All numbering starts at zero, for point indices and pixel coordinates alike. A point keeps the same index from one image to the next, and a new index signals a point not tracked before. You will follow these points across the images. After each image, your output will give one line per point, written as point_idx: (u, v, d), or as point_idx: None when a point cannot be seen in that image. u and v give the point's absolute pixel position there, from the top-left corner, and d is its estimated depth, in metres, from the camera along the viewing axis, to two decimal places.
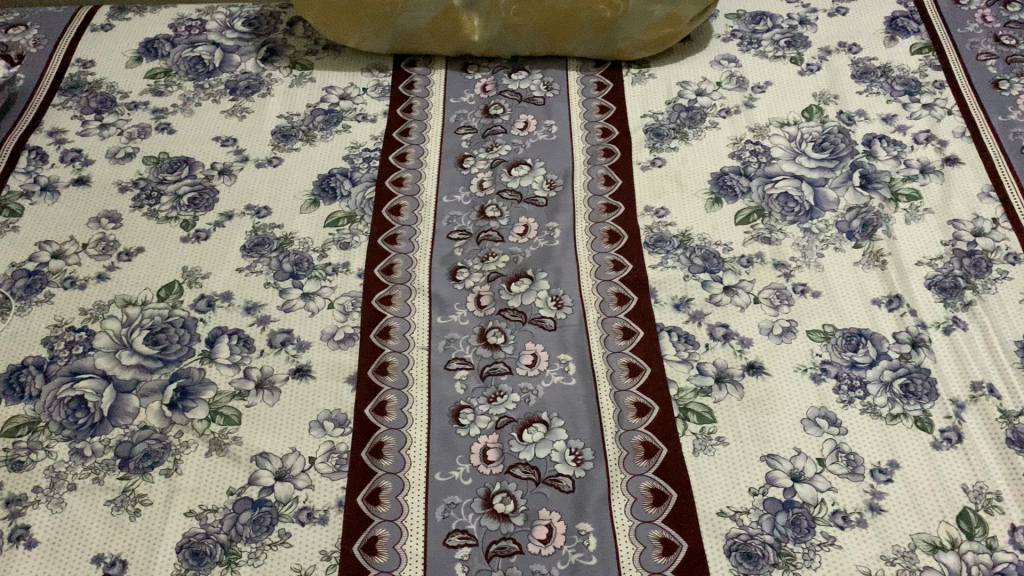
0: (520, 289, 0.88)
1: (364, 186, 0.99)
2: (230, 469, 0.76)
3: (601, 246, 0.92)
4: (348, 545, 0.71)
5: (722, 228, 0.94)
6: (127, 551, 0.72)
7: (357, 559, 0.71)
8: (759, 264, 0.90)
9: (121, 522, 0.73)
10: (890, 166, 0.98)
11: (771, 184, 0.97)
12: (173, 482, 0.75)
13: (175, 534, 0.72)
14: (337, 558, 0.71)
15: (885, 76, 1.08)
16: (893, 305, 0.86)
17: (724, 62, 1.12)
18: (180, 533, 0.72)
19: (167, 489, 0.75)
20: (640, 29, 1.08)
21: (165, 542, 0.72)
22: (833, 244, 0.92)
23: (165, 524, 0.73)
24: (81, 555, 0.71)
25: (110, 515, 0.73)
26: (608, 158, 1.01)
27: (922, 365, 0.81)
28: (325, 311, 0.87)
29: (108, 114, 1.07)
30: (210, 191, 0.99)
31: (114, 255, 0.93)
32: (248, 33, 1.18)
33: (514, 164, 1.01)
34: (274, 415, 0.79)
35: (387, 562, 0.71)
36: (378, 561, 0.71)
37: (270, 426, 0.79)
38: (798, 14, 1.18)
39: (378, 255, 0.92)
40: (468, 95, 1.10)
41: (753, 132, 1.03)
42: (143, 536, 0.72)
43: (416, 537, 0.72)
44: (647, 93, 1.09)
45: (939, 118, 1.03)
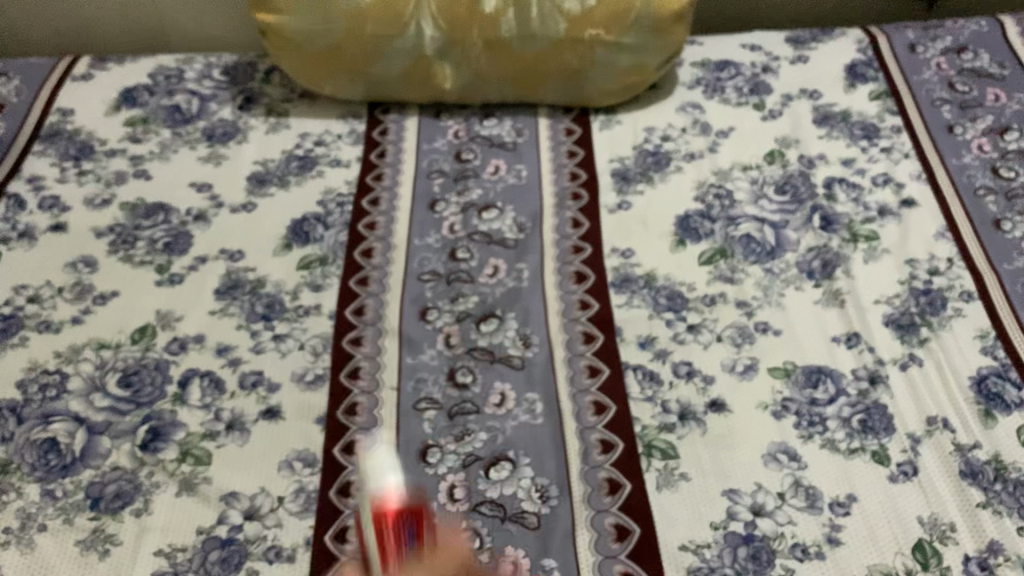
0: (489, 328, 0.91)
1: (337, 230, 1.01)
2: (197, 509, 0.77)
3: (569, 285, 0.94)
4: (325, 490, 0.78)
5: (685, 268, 0.96)
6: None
7: (333, 503, 0.77)
8: (721, 303, 0.93)
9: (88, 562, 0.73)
10: (849, 208, 1.02)
11: (734, 227, 1.00)
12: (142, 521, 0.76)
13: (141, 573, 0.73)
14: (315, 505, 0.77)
15: (845, 122, 1.12)
16: (852, 342, 0.88)
17: (689, 109, 1.16)
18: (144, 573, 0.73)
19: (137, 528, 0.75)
20: (608, 77, 1.11)
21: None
22: (793, 284, 0.94)
23: (133, 561, 0.73)
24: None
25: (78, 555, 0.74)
26: (576, 201, 1.04)
27: (879, 402, 0.83)
28: (296, 352, 0.89)
29: (87, 162, 1.10)
30: (185, 236, 1.01)
31: (89, 299, 0.94)
32: (226, 82, 1.21)
33: (484, 208, 1.04)
34: (240, 455, 0.80)
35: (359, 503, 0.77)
36: (350, 502, 0.77)
37: (239, 466, 0.80)
38: (760, 62, 1.22)
39: (350, 297, 0.94)
40: (441, 141, 1.13)
41: (717, 176, 1.06)
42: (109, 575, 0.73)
43: None
44: (614, 139, 1.13)
45: (896, 162, 1.07)
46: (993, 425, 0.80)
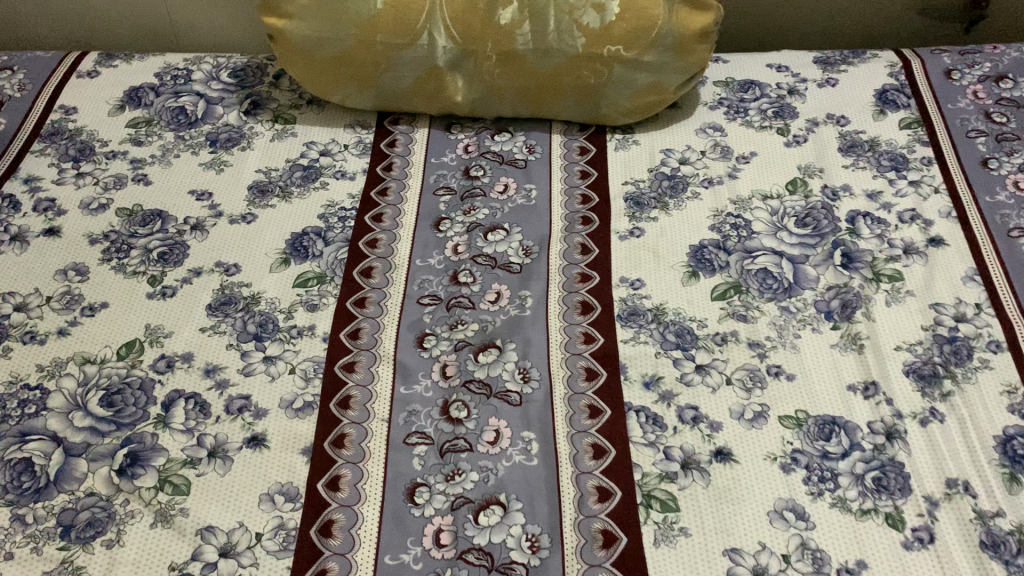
0: (487, 359, 0.87)
1: (337, 246, 0.98)
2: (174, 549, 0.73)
3: (573, 316, 0.90)
4: (305, 528, 0.74)
5: (697, 303, 0.92)
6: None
7: (312, 542, 0.73)
8: (733, 342, 0.88)
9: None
10: (872, 245, 0.97)
11: (750, 260, 0.96)
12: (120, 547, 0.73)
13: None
14: (293, 545, 0.73)
15: (872, 151, 1.07)
16: (869, 392, 0.84)
17: (709, 131, 1.11)
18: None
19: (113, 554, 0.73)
20: (625, 94, 1.07)
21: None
22: (810, 324, 0.90)
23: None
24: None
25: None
26: (586, 226, 1.00)
27: (895, 459, 0.78)
28: (286, 376, 0.86)
29: (86, 163, 1.06)
30: (180, 247, 0.97)
31: (77, 309, 0.91)
32: (233, 84, 1.17)
33: (490, 229, 1.00)
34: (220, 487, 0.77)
35: (341, 544, 0.73)
36: (332, 544, 0.73)
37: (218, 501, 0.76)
38: (787, 83, 1.16)
39: (345, 320, 0.91)
40: (449, 156, 1.09)
41: (735, 205, 1.02)
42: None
43: (367, 547, 0.73)
44: (630, 160, 1.08)
45: (925, 196, 1.02)
46: (1018, 491, 0.75)
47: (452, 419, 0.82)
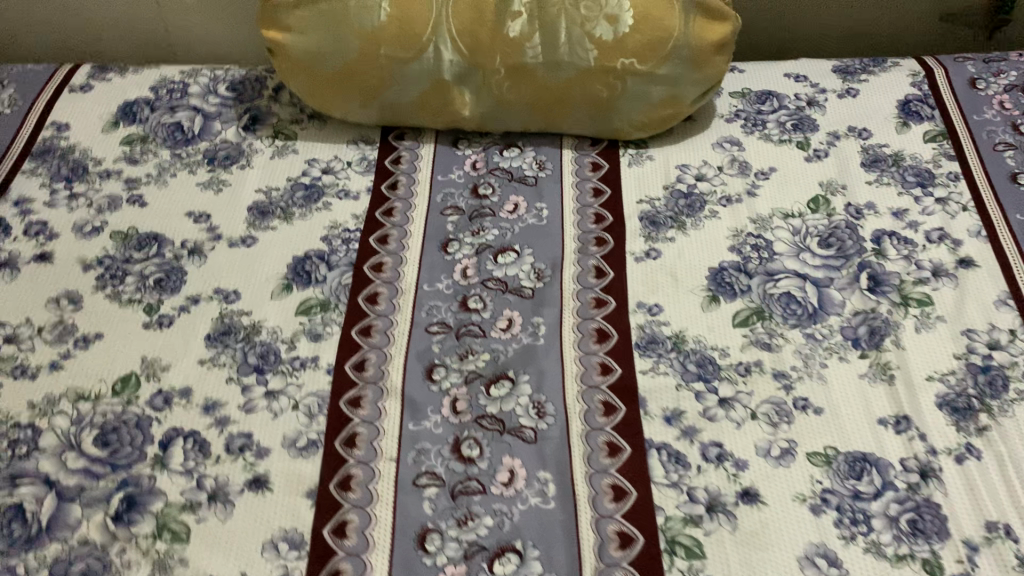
0: (499, 393, 0.83)
1: (341, 271, 0.94)
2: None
3: (589, 345, 0.86)
4: None
5: (719, 330, 0.88)
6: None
7: None
8: (757, 373, 0.84)
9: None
10: (900, 266, 0.93)
11: (772, 283, 0.92)
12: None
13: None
14: None
15: (897, 166, 1.03)
16: (901, 427, 0.80)
17: (726, 145, 1.07)
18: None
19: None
20: (639, 108, 1.03)
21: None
22: (836, 353, 0.86)
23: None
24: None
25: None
26: (600, 248, 0.96)
27: (931, 499, 0.75)
28: (289, 413, 0.82)
29: (79, 184, 1.02)
30: (177, 272, 0.93)
31: (71, 340, 0.87)
32: (231, 98, 1.13)
33: (500, 251, 0.96)
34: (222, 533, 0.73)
35: None
36: None
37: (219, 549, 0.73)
38: (806, 94, 1.12)
39: (350, 351, 0.87)
40: (457, 173, 1.05)
41: (755, 224, 0.98)
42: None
43: None
44: (644, 177, 1.04)
45: (953, 214, 0.97)
46: None
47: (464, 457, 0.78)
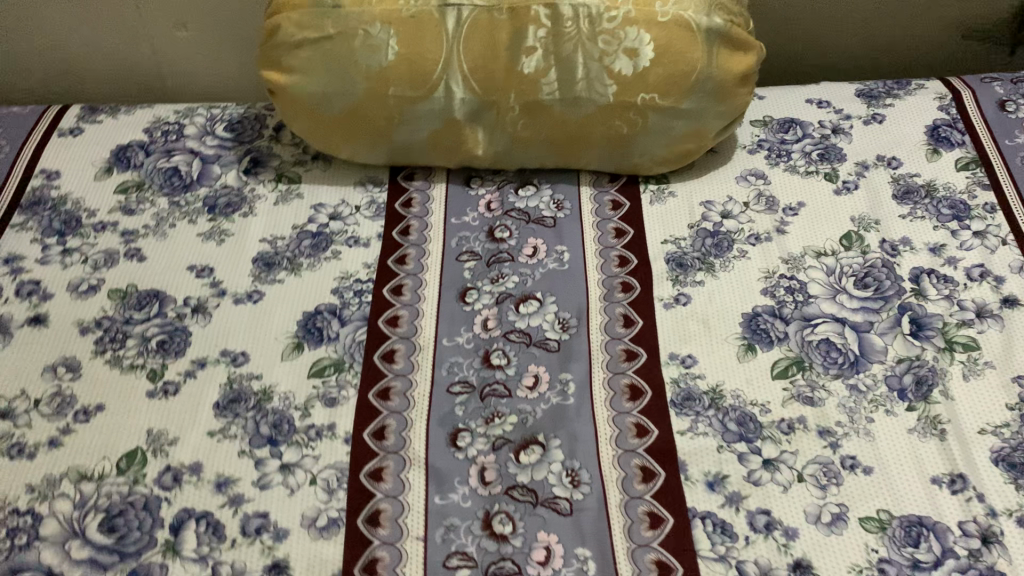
0: (530, 459, 0.78)
1: (354, 326, 0.89)
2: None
3: (622, 404, 0.82)
4: None
5: (757, 383, 0.83)
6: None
7: None
8: (801, 430, 0.80)
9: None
10: (941, 308, 0.88)
11: (810, 329, 0.87)
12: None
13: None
14: None
15: (930, 197, 0.99)
16: (956, 487, 0.75)
17: (751, 178, 1.02)
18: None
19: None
20: (661, 143, 0.98)
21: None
22: (883, 405, 0.81)
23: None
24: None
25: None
26: (627, 294, 0.91)
27: (995, 568, 0.70)
28: (307, 488, 0.77)
29: (73, 237, 0.97)
30: (181, 333, 0.88)
31: (70, 413, 0.82)
32: (230, 139, 1.08)
33: (522, 300, 0.91)
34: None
35: None
36: None
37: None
38: (830, 121, 1.08)
39: (368, 416, 0.81)
40: (471, 214, 1.00)
41: (787, 264, 0.93)
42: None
43: None
44: (668, 215, 0.99)
45: (992, 249, 0.93)
46: None
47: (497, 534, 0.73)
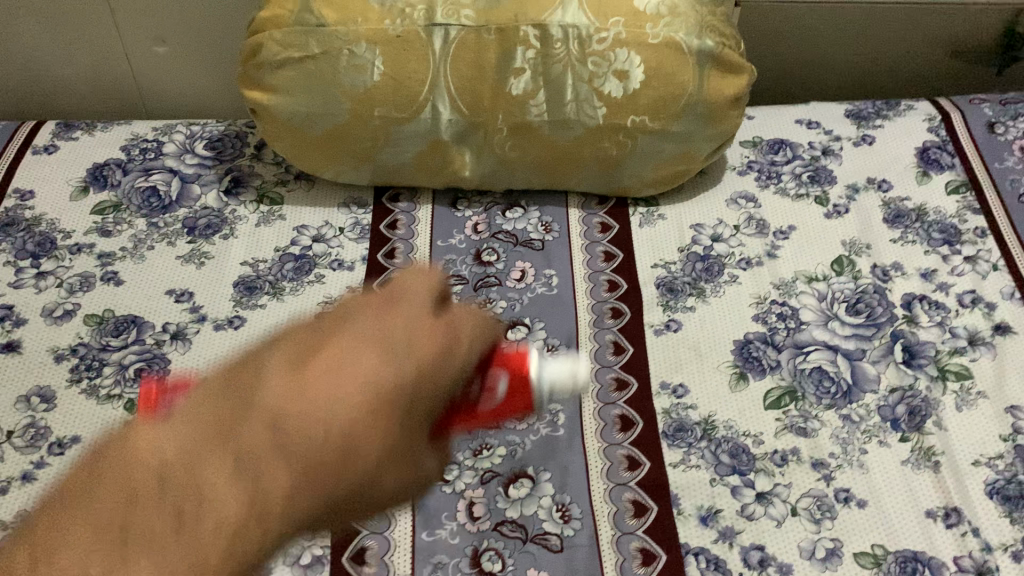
0: (519, 494, 0.76)
1: None
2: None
3: (613, 435, 0.80)
4: None
5: (750, 414, 0.82)
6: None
7: None
8: (795, 462, 0.78)
9: (259, 407, 0.52)
10: (933, 335, 0.87)
11: (802, 357, 0.86)
12: (286, 416, 0.52)
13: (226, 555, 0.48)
14: None
15: (920, 221, 0.98)
16: (951, 521, 0.74)
17: (741, 201, 1.01)
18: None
19: (293, 387, 0.53)
20: (650, 165, 0.97)
21: (250, 534, 0.49)
22: (876, 435, 0.80)
23: (264, 473, 0.50)
24: (212, 475, 0.49)
25: (273, 428, 0.51)
26: (617, 320, 0.90)
27: None
28: None
29: (47, 260, 0.94)
30: (160, 362, 0.86)
31: (44, 446, 0.79)
32: (210, 158, 1.05)
33: (510, 326, 0.89)
34: (347, 425, 0.53)
35: None
36: None
37: (347, 464, 0.53)
38: (820, 142, 1.07)
39: None
40: (457, 237, 0.98)
41: (778, 290, 0.92)
42: (205, 514, 0.48)
43: None
44: (657, 238, 0.98)
45: (984, 274, 0.93)
46: None
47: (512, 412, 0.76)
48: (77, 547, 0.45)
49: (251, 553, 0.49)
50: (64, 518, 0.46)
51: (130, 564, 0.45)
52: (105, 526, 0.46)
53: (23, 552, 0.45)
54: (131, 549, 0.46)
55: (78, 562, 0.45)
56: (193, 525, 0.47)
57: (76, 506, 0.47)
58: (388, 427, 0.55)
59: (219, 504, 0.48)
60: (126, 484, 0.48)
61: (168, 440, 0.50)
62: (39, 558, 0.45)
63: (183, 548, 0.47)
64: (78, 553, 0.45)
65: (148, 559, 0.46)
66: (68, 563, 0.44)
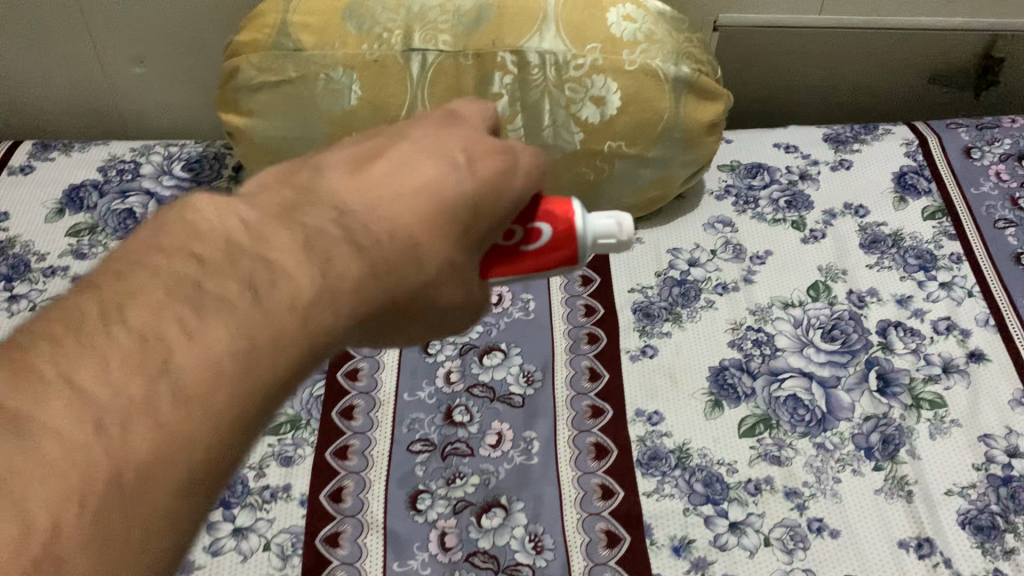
0: (492, 523, 0.76)
1: (312, 381, 0.86)
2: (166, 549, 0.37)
3: (587, 463, 0.80)
4: None
5: (724, 442, 0.82)
6: (54, 413, 0.36)
7: None
8: (768, 492, 0.78)
9: (328, 204, 0.48)
10: (908, 362, 0.88)
11: (777, 385, 0.86)
12: (347, 220, 0.47)
13: (226, 417, 0.40)
14: None
15: (897, 247, 0.98)
16: (923, 551, 0.74)
17: (718, 226, 1.02)
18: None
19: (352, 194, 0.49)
20: (627, 191, 0.97)
21: (259, 364, 0.41)
22: (850, 464, 0.80)
23: (331, 259, 0.46)
24: (231, 285, 0.42)
25: (301, 235, 0.46)
26: (593, 346, 0.90)
27: None
28: (260, 554, 0.74)
29: (21, 284, 0.93)
30: None
31: None
32: (188, 179, 1.05)
33: (486, 352, 0.89)
34: (411, 225, 0.49)
35: None
36: None
37: (416, 264, 0.49)
38: (797, 167, 1.08)
39: (324, 476, 0.79)
40: None
41: (754, 316, 0.92)
42: (193, 352, 0.40)
43: None
44: (634, 263, 0.98)
45: (958, 301, 0.93)
46: None
47: (553, 267, 0.56)
48: (102, 357, 0.38)
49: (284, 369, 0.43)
50: (75, 339, 0.39)
51: (128, 419, 0.37)
52: (143, 360, 0.39)
53: (58, 334, 0.39)
54: (155, 396, 0.38)
55: (104, 374, 0.38)
56: (236, 302, 0.42)
57: (113, 328, 0.39)
58: (469, 258, 0.52)
59: (292, 285, 0.44)
60: (192, 276, 0.42)
61: (240, 214, 0.45)
62: (62, 369, 0.38)
63: (226, 394, 0.40)
64: (86, 353, 0.38)
65: (147, 410, 0.38)
66: (92, 383, 0.37)
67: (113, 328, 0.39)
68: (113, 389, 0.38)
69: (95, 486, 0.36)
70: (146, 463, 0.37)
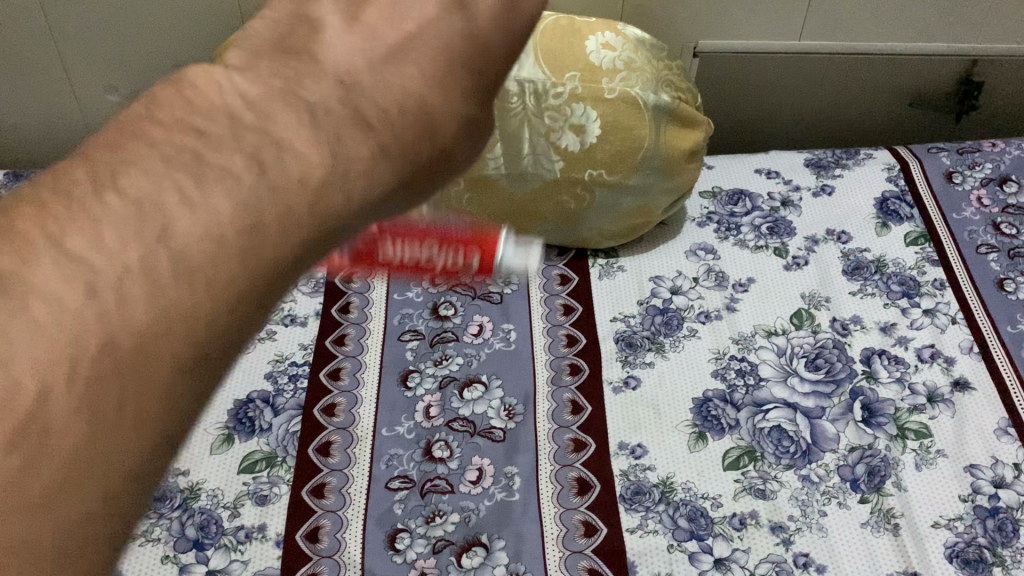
0: (473, 563, 0.74)
1: (289, 416, 0.85)
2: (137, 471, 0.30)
3: (570, 498, 0.78)
4: None
5: (709, 475, 0.81)
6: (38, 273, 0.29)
7: None
8: (754, 526, 0.77)
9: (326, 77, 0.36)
10: (892, 391, 0.87)
11: (761, 416, 0.85)
12: (355, 98, 0.36)
13: (234, 297, 0.32)
14: None
15: (880, 273, 0.98)
16: None
17: (700, 253, 1.01)
18: (119, 530, 0.30)
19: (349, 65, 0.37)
20: (608, 220, 0.96)
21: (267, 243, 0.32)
22: (835, 497, 0.79)
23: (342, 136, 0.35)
24: (235, 159, 0.33)
25: (307, 111, 0.35)
26: (575, 377, 0.89)
27: None
28: None
29: None
30: None
31: None
32: None
33: (466, 384, 0.88)
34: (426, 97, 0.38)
35: None
36: None
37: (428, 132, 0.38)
38: (779, 193, 1.07)
39: (300, 515, 0.77)
40: (414, 290, 0.97)
41: (737, 344, 0.91)
42: (193, 221, 0.31)
43: None
44: (616, 292, 0.97)
45: (942, 327, 0.92)
46: None
47: None
48: (92, 220, 0.30)
49: (293, 253, 0.33)
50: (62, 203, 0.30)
51: (124, 288, 0.30)
52: (138, 226, 0.30)
53: (39, 195, 0.30)
54: (145, 270, 0.30)
55: (95, 236, 0.30)
56: (242, 171, 0.33)
57: (101, 193, 0.30)
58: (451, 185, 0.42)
59: (301, 159, 0.34)
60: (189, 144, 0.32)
61: (232, 84, 0.34)
62: (48, 232, 0.29)
63: (230, 273, 0.32)
64: (72, 215, 0.30)
65: (145, 281, 0.30)
66: (81, 245, 0.29)
67: (105, 194, 0.30)
68: (109, 255, 0.30)
69: (87, 353, 0.29)
70: (138, 352, 0.30)
